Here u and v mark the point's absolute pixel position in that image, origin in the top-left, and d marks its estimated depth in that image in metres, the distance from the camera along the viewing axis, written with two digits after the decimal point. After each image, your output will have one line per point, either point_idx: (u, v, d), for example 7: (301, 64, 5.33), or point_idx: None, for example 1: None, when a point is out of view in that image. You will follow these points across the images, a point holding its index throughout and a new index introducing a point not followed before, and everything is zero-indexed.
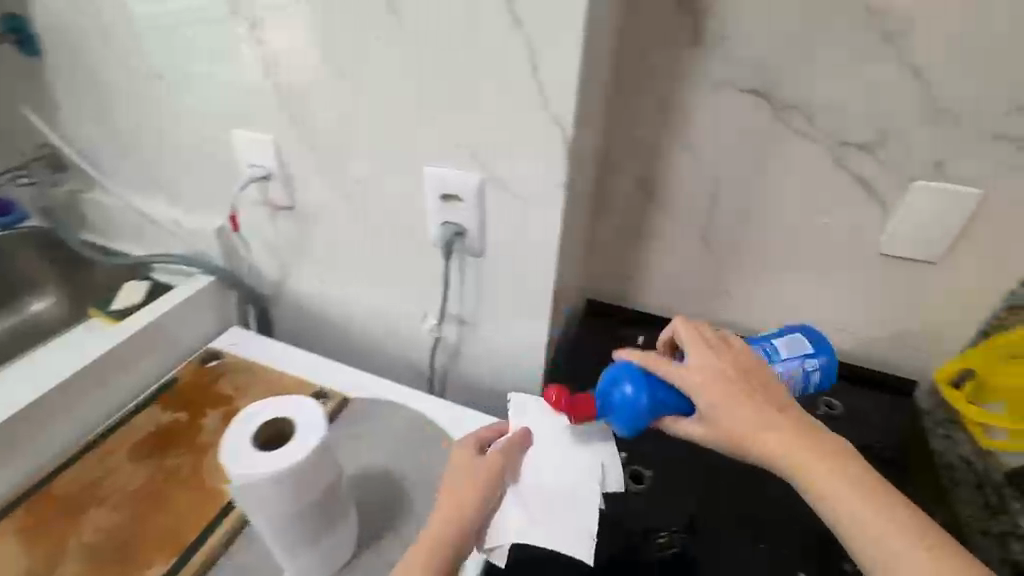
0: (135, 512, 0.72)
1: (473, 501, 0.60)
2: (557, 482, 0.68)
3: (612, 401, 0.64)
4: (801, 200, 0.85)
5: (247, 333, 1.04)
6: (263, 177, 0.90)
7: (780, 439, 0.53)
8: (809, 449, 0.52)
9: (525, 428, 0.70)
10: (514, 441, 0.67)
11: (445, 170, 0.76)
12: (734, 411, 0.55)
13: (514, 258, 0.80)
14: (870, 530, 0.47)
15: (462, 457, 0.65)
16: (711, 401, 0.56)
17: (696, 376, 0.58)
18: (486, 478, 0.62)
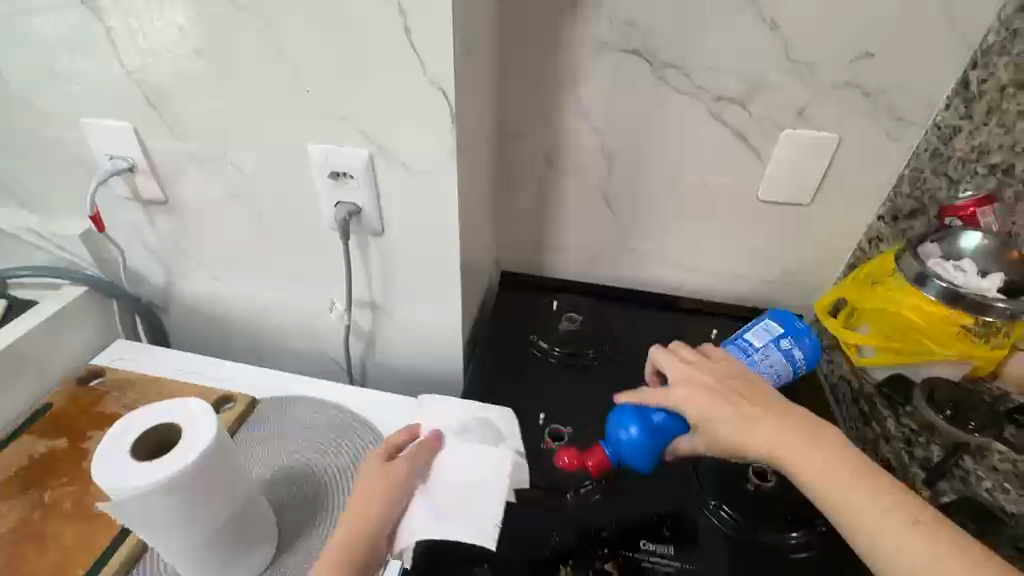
0: (8, 561, 0.65)
1: (380, 507, 0.64)
2: (467, 481, 0.69)
3: (621, 446, 0.69)
4: (687, 156, 0.90)
5: (133, 343, 0.94)
6: (128, 170, 0.81)
7: (770, 434, 0.57)
8: (794, 441, 0.56)
9: (437, 432, 0.73)
10: (422, 448, 0.70)
11: (331, 147, 0.72)
12: (724, 418, 0.60)
13: (414, 233, 0.78)
14: (845, 499, 0.53)
15: (372, 464, 0.67)
16: (704, 411, 0.61)
17: (685, 391, 0.63)
18: (394, 484, 0.66)
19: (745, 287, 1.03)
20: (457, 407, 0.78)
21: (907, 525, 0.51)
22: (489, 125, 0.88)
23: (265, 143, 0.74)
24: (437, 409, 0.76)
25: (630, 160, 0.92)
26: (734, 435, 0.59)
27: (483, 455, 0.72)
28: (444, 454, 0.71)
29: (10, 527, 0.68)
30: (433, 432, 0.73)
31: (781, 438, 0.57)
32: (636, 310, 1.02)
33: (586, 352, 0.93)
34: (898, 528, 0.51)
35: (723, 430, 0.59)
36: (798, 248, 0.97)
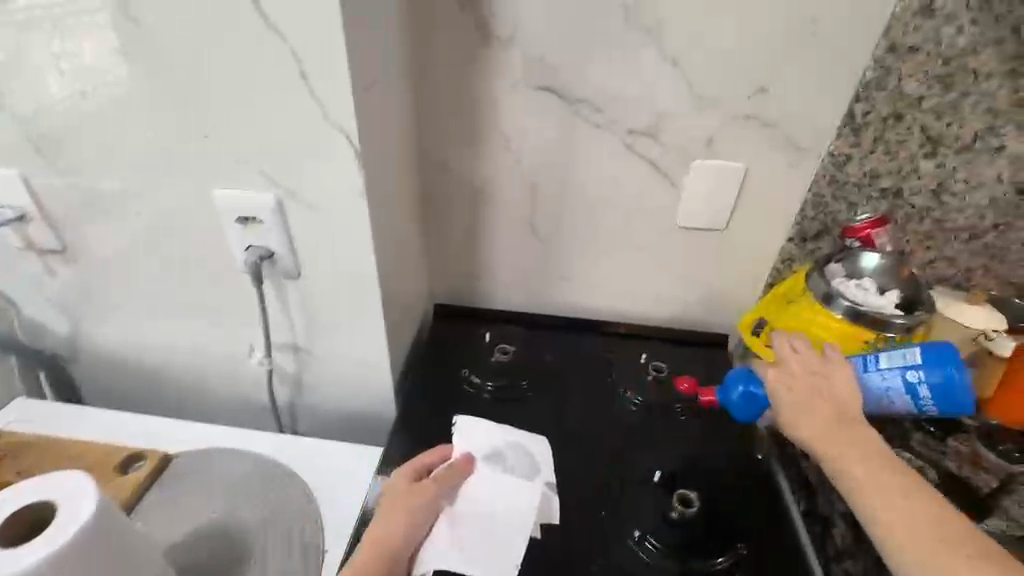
0: None
1: (409, 530, 0.66)
2: (485, 509, 0.69)
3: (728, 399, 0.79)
4: (607, 186, 0.93)
5: (35, 403, 0.88)
6: (19, 220, 0.76)
7: (836, 434, 0.66)
8: (856, 442, 0.65)
9: (468, 455, 0.73)
10: (452, 471, 0.71)
11: (237, 191, 0.70)
12: (806, 414, 0.68)
13: (333, 274, 0.77)
14: (887, 501, 0.61)
15: (401, 487, 0.69)
16: (791, 406, 0.70)
17: (778, 385, 0.72)
18: (427, 507, 0.68)
19: (674, 310, 1.06)
20: (491, 429, 0.78)
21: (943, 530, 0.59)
22: (410, 161, 0.88)
23: (167, 188, 0.71)
24: (472, 428, 0.77)
25: (554, 191, 0.94)
26: (806, 429, 0.68)
27: (511, 482, 0.72)
28: (472, 478, 0.72)
29: None
30: (464, 454, 0.73)
31: (845, 437, 0.65)
32: (570, 337, 1.03)
33: (519, 384, 0.93)
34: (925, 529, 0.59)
35: (800, 427, 0.68)
36: (720, 272, 1.00)
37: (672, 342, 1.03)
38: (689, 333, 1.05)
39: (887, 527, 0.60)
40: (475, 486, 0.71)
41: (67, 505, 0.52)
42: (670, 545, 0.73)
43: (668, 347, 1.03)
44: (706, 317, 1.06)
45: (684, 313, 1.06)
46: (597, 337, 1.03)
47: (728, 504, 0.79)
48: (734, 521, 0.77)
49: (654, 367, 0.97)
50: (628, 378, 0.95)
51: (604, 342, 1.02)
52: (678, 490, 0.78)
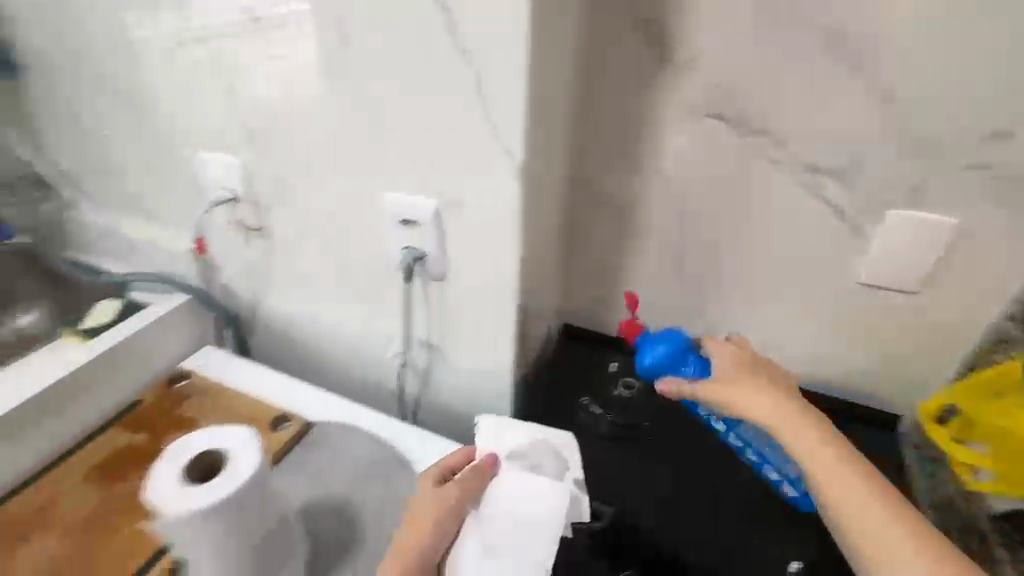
0: (81, 542, 0.72)
1: (443, 530, 0.65)
2: (508, 516, 0.65)
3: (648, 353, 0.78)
4: (774, 227, 0.83)
5: (217, 351, 1.03)
6: (232, 200, 0.90)
7: (801, 424, 0.65)
8: (818, 429, 0.64)
9: (493, 456, 0.70)
10: (479, 471, 0.68)
11: (405, 196, 0.75)
12: (751, 401, 0.68)
13: (475, 284, 0.79)
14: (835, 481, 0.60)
15: (430, 487, 0.68)
16: (725, 393, 0.70)
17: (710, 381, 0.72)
18: (441, 509, 0.65)
19: (833, 374, 0.92)
20: (514, 424, 0.74)
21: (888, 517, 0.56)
22: (563, 179, 0.87)
23: (347, 187, 0.79)
24: (500, 428, 0.73)
25: (710, 225, 0.87)
26: (765, 415, 0.67)
27: (540, 489, 0.66)
28: (500, 479, 0.68)
29: (84, 514, 0.75)
30: (488, 455, 0.70)
31: (794, 423, 0.65)
32: None
33: (642, 424, 0.88)
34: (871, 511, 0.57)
35: (752, 412, 0.67)
36: (901, 341, 0.85)
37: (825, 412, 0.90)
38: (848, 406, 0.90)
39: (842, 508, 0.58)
40: (499, 494, 0.67)
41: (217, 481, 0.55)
42: None
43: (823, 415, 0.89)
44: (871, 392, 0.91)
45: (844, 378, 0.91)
46: None
47: None
48: None
49: None
50: None
51: None
52: None
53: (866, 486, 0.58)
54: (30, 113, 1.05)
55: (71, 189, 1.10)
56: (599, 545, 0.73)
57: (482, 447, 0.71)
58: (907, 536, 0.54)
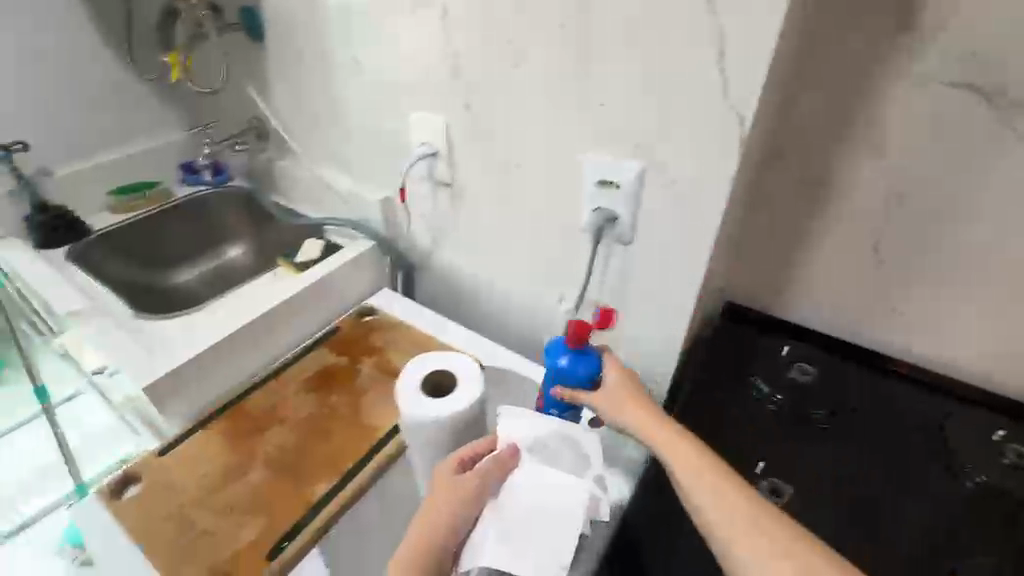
0: (305, 437, 0.86)
1: (463, 517, 0.59)
2: (531, 505, 0.62)
3: (566, 369, 0.74)
4: (1010, 213, 0.75)
5: (395, 295, 1.15)
6: (431, 155, 0.98)
7: (678, 447, 0.62)
8: (682, 449, 0.62)
9: (513, 447, 0.66)
10: (497, 463, 0.64)
11: (606, 157, 0.77)
12: (632, 410, 0.68)
13: (662, 248, 0.80)
14: (716, 508, 0.56)
15: (452, 469, 0.63)
16: (609, 411, 0.70)
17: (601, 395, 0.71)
18: (467, 494, 0.61)
19: None
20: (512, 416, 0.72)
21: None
22: (758, 150, 0.84)
23: (546, 145, 0.83)
24: (504, 415, 0.71)
25: (925, 208, 0.80)
26: (637, 422, 0.66)
27: (561, 483, 0.65)
28: (517, 469, 0.65)
29: (306, 415, 0.89)
30: (509, 446, 0.66)
31: (669, 444, 0.62)
32: (887, 381, 0.89)
33: (819, 411, 0.84)
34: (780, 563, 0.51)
35: (647, 433, 0.65)
36: None
37: None
38: None
39: (717, 525, 0.55)
40: (525, 482, 0.64)
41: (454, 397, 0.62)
42: None
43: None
44: None
45: None
46: (925, 394, 0.87)
47: None
48: None
49: (1013, 451, 0.77)
50: (973, 453, 0.77)
51: (935, 403, 0.85)
52: None
53: (772, 527, 0.53)
54: (259, 72, 1.21)
55: (283, 140, 1.27)
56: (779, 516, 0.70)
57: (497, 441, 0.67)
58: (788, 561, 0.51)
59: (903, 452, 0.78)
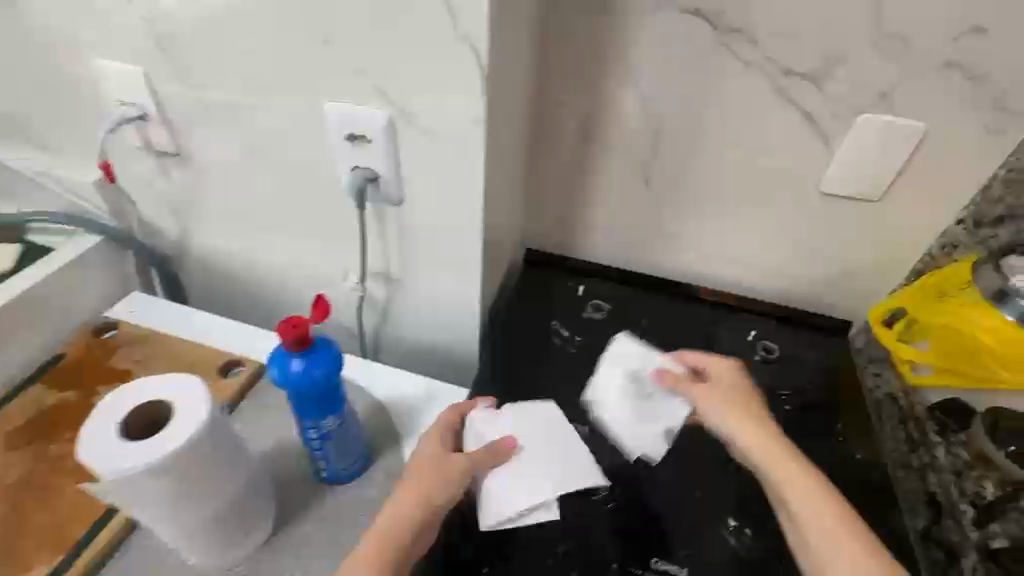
0: (13, 509, 0.64)
1: (443, 500, 0.60)
2: (536, 476, 0.65)
3: (299, 374, 0.56)
4: (743, 136, 0.80)
5: (145, 297, 0.92)
6: (141, 119, 0.76)
7: (751, 429, 0.64)
8: (763, 431, 0.64)
9: (511, 438, 0.67)
10: (491, 451, 0.65)
11: (350, 107, 0.66)
12: (739, 423, 0.65)
13: (435, 206, 0.72)
14: (797, 487, 0.60)
15: (439, 453, 0.63)
16: (715, 412, 0.67)
17: (704, 390, 0.68)
18: (456, 482, 0.62)
19: (791, 286, 0.93)
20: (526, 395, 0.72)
21: (851, 535, 0.56)
22: (524, 89, 0.80)
23: (281, 97, 0.68)
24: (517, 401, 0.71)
25: (678, 137, 0.83)
26: (749, 435, 0.64)
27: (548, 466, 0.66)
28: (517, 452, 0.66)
29: (15, 479, 0.67)
30: (506, 437, 0.67)
31: (748, 431, 0.64)
32: (671, 303, 0.95)
33: (612, 345, 0.87)
34: (831, 516, 0.57)
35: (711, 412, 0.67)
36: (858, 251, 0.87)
37: (789, 322, 0.92)
38: (809, 315, 0.92)
39: (802, 505, 0.58)
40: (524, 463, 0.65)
41: (139, 448, 0.48)
42: (767, 544, 0.65)
43: (784, 325, 0.92)
44: (831, 300, 0.93)
45: (806, 290, 0.93)
46: (699, 308, 0.94)
47: None
48: None
49: (763, 347, 0.88)
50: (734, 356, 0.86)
51: (707, 314, 0.93)
52: None
53: (841, 516, 0.57)
54: None
55: None
56: None
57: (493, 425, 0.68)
58: (854, 539, 0.56)
59: None
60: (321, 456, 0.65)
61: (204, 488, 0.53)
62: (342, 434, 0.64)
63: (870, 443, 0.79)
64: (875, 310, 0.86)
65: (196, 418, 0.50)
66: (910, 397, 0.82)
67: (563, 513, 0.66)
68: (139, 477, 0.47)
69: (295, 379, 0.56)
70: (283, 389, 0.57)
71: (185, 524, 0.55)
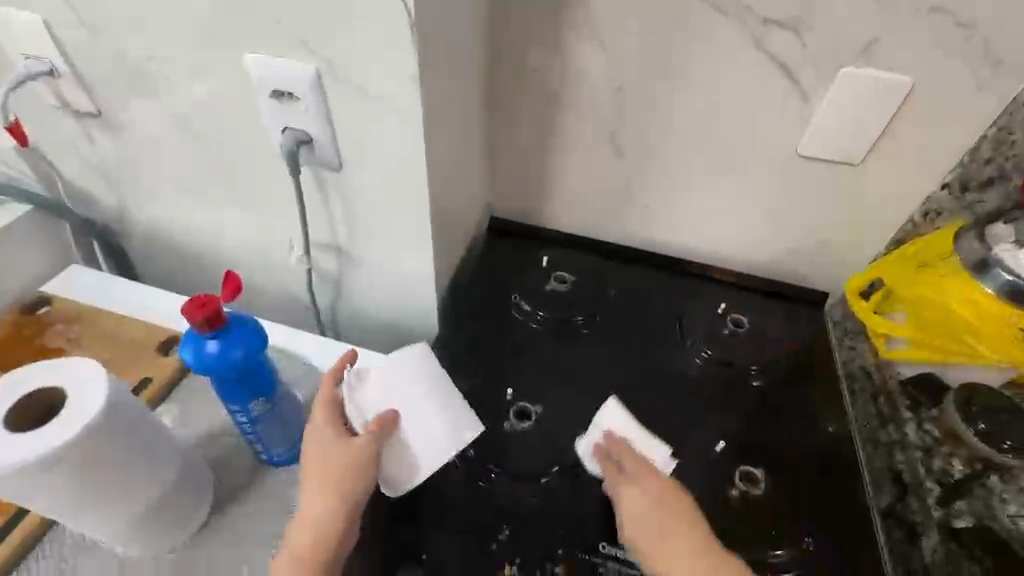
0: None
1: (360, 489, 0.56)
2: (433, 442, 0.58)
3: (217, 356, 0.52)
4: (715, 93, 0.74)
5: (83, 270, 0.86)
6: (49, 75, 0.69)
7: (653, 526, 0.57)
8: (679, 522, 0.58)
9: (391, 411, 0.58)
10: (376, 429, 0.57)
11: (272, 59, 0.59)
12: (635, 510, 0.58)
13: (376, 172, 0.66)
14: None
15: (336, 443, 0.57)
16: (625, 498, 0.59)
17: (636, 490, 0.59)
18: (352, 469, 0.56)
19: (767, 256, 0.88)
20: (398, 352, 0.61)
21: None
22: (476, 41, 0.72)
23: (196, 48, 0.61)
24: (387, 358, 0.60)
25: (646, 94, 0.76)
26: (647, 529, 0.57)
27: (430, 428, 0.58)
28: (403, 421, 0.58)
29: None
30: (385, 413, 0.58)
31: (640, 526, 0.58)
32: (641, 275, 0.90)
33: (575, 319, 0.83)
34: None
35: (622, 506, 0.60)
36: (836, 219, 0.82)
37: (759, 293, 0.88)
38: (784, 287, 0.88)
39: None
40: (418, 430, 0.58)
41: (13, 440, 0.44)
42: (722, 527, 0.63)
43: (758, 297, 0.88)
44: (807, 271, 0.89)
45: (783, 260, 0.88)
46: (671, 279, 0.90)
47: (796, 485, 0.68)
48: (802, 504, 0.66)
49: (733, 320, 0.84)
50: (701, 330, 0.82)
51: (676, 286, 0.89)
52: (743, 466, 0.69)
53: None
54: None
55: None
56: (524, 443, 0.69)
57: (369, 392, 0.60)
58: None
59: (645, 344, 0.81)
60: (255, 438, 0.61)
61: (119, 488, 0.50)
62: (275, 416, 0.60)
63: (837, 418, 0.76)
64: (851, 280, 0.82)
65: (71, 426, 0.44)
66: (883, 370, 0.78)
67: (509, 498, 0.64)
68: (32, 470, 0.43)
69: (214, 362, 0.52)
70: (199, 373, 0.53)
71: (107, 523, 0.52)
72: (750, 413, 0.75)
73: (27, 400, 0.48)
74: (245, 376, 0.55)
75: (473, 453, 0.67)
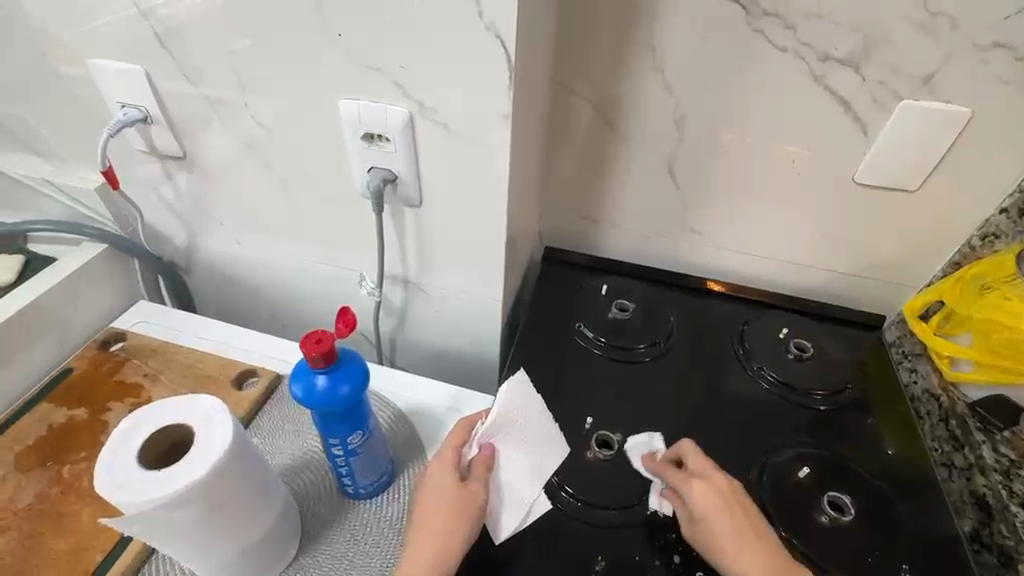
0: (26, 539, 0.61)
1: (473, 529, 0.57)
2: (522, 481, 0.63)
3: (331, 392, 0.53)
4: (776, 126, 0.77)
5: (155, 306, 0.88)
6: (143, 121, 0.73)
7: (723, 518, 0.59)
8: (746, 526, 0.59)
9: (491, 445, 0.62)
10: (484, 467, 0.61)
11: (368, 104, 0.62)
12: (718, 521, 0.59)
13: (455, 206, 0.69)
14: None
15: (451, 488, 0.58)
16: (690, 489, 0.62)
17: (699, 483, 0.62)
18: (470, 511, 0.57)
19: (821, 280, 0.90)
20: (508, 397, 0.65)
21: None
22: (544, 80, 0.76)
23: (294, 94, 0.64)
24: (499, 403, 0.64)
25: (707, 127, 0.79)
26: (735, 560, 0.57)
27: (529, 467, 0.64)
28: (500, 456, 0.63)
29: (27, 505, 0.63)
30: (486, 447, 0.62)
31: (713, 511, 0.59)
32: (701, 300, 0.91)
33: (636, 347, 0.83)
34: None
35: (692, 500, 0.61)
36: (893, 243, 0.84)
37: (818, 317, 0.89)
38: (842, 311, 0.89)
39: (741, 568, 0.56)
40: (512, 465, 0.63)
41: (137, 478, 0.46)
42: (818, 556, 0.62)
43: (819, 321, 0.88)
44: (862, 293, 0.90)
45: (839, 283, 0.90)
46: (729, 303, 0.91)
47: (883, 512, 0.67)
48: (894, 535, 0.65)
49: (796, 345, 0.84)
50: (766, 354, 0.83)
51: (733, 311, 0.90)
52: (828, 493, 0.68)
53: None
54: None
55: None
56: (606, 471, 0.69)
57: (478, 434, 0.63)
58: None
59: (710, 370, 0.82)
60: (346, 472, 0.62)
61: (228, 527, 0.50)
62: (368, 450, 0.61)
63: (907, 438, 0.76)
64: (910, 304, 0.84)
65: (182, 478, 0.46)
66: (951, 394, 0.77)
67: (600, 526, 0.64)
68: (157, 512, 0.45)
69: (329, 398, 0.53)
70: (306, 407, 0.54)
71: (220, 561, 0.53)
72: (825, 437, 0.75)
73: (155, 437, 0.51)
74: (356, 410, 0.57)
75: (556, 479, 0.68)
